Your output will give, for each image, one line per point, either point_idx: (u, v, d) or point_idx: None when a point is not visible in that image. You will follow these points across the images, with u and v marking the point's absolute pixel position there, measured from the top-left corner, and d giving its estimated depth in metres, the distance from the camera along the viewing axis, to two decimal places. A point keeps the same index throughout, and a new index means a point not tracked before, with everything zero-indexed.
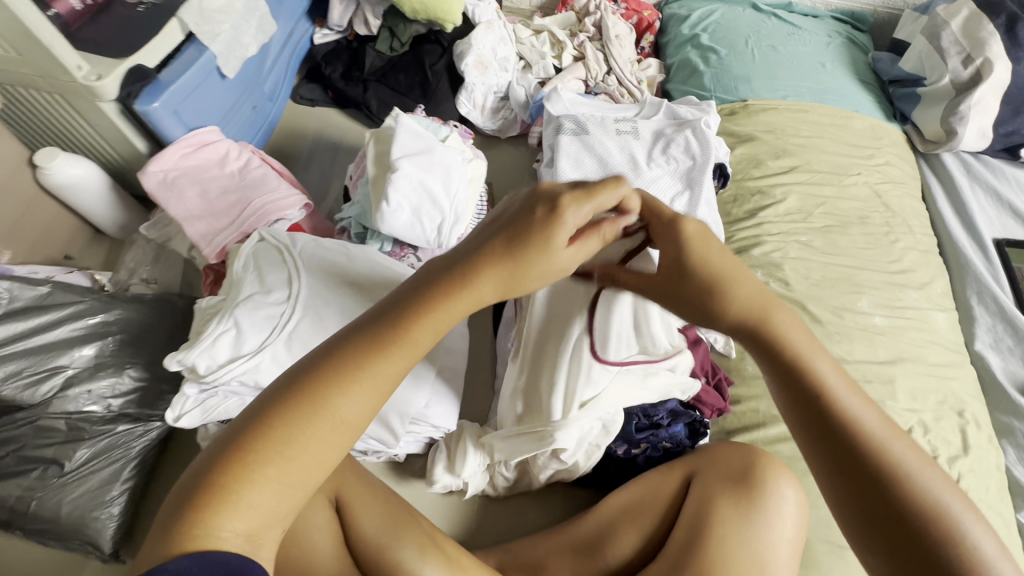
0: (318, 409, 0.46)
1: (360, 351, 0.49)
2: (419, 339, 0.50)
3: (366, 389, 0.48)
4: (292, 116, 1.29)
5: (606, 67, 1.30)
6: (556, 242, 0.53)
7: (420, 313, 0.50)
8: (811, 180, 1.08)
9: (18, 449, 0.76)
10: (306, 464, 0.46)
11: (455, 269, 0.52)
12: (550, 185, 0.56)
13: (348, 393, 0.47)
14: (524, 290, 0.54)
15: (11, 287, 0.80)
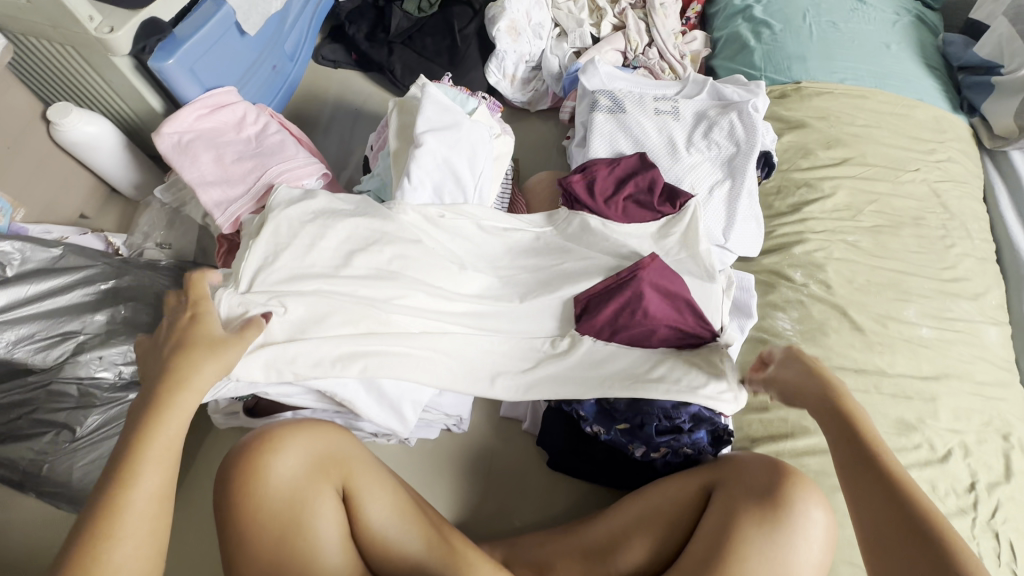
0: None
1: (102, 523, 0.49)
2: (149, 473, 0.52)
3: (131, 545, 0.50)
4: (314, 79, 1.24)
5: (647, 38, 1.22)
6: (207, 324, 0.63)
7: (143, 438, 0.53)
8: (865, 174, 0.99)
9: (32, 411, 0.76)
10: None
11: (154, 400, 0.56)
12: (198, 315, 0.63)
13: (117, 549, 0.49)
14: (197, 381, 0.58)
15: (23, 248, 0.78)
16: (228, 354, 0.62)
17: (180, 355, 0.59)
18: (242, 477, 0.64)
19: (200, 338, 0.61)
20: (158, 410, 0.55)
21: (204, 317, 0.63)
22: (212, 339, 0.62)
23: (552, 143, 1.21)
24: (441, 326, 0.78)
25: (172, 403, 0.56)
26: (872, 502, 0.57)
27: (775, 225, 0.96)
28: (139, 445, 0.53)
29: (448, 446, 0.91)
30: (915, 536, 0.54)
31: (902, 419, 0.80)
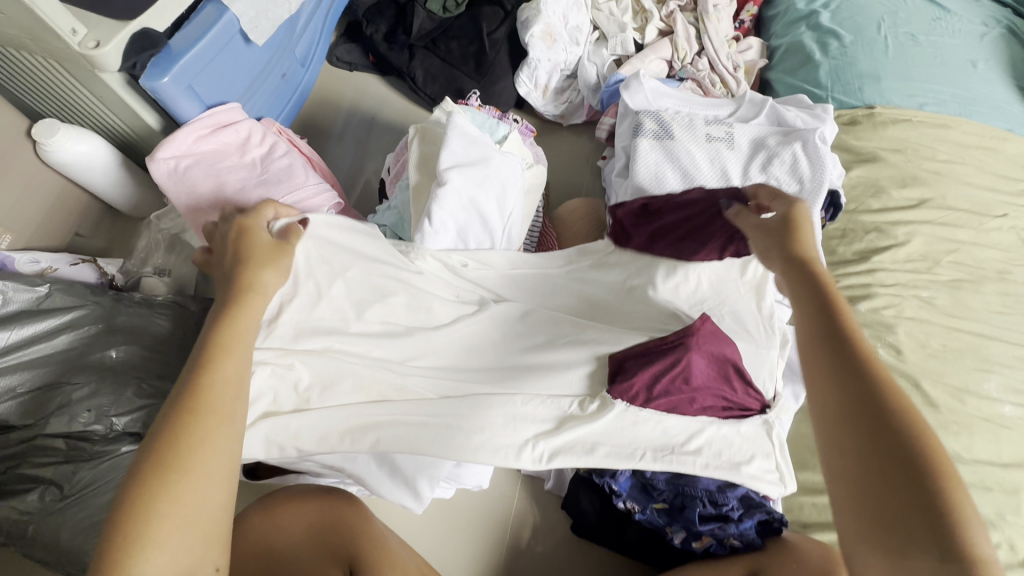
0: (187, 468, 0.45)
1: (186, 405, 0.47)
2: (231, 360, 0.51)
3: (220, 429, 0.48)
4: (328, 82, 1.14)
5: (696, 46, 1.09)
6: (256, 229, 0.62)
7: (224, 328, 0.53)
8: (944, 219, 0.87)
9: (16, 466, 0.70)
10: (214, 463, 0.46)
11: (230, 299, 0.55)
12: (252, 215, 0.63)
13: (205, 429, 0.47)
14: (264, 282, 0.58)
15: (6, 288, 0.72)
16: (285, 261, 0.61)
17: (241, 266, 0.58)
18: (251, 544, 0.64)
19: (256, 247, 0.60)
20: (236, 306, 0.55)
21: (250, 226, 0.62)
22: (265, 249, 0.60)
23: (585, 162, 1.10)
24: (462, 389, 0.69)
25: (244, 304, 0.55)
26: (827, 380, 0.49)
27: (839, 274, 0.86)
28: (219, 336, 0.52)
29: (464, 503, 0.84)
30: (856, 421, 0.47)
31: (979, 514, 0.71)
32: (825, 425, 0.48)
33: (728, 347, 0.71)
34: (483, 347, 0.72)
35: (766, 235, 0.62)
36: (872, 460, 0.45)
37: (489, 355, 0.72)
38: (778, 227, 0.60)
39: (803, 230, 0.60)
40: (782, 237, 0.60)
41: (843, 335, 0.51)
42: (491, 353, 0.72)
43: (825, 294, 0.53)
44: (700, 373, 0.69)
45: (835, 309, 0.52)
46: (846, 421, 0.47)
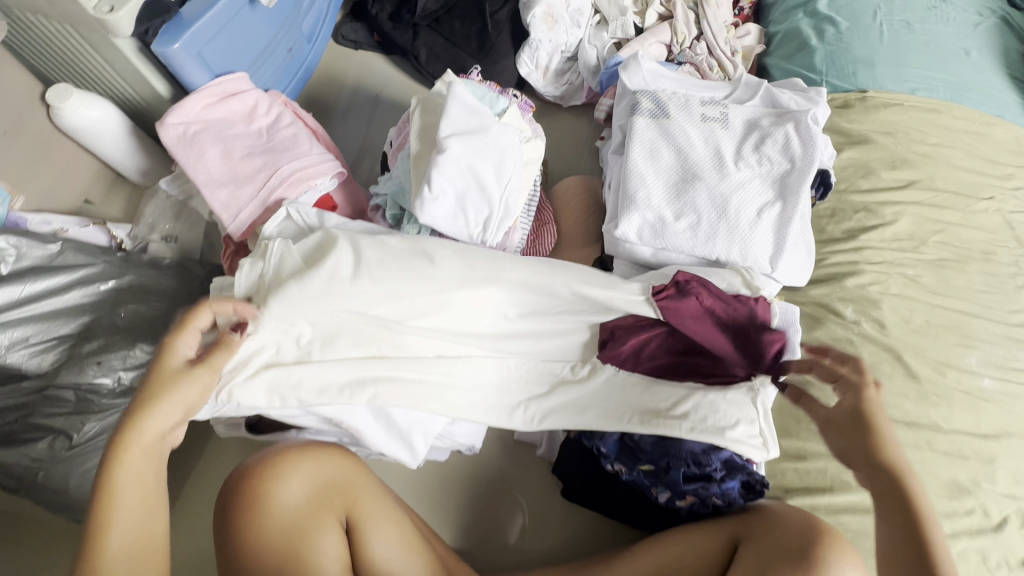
0: (107, 518, 0.49)
1: (115, 452, 0.51)
2: (127, 502, 0.51)
3: (139, 470, 0.52)
4: (333, 61, 1.16)
5: (695, 31, 1.11)
6: (179, 354, 0.58)
7: (154, 384, 0.55)
8: (931, 200, 0.90)
9: (26, 415, 0.73)
10: (137, 509, 0.51)
11: (113, 449, 0.51)
12: (199, 310, 0.60)
13: (129, 473, 0.51)
14: (199, 364, 0.58)
15: (19, 243, 0.73)
16: (214, 359, 0.59)
17: (153, 367, 0.56)
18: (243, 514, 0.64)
19: (176, 366, 0.57)
20: (162, 369, 0.56)
21: (197, 317, 0.59)
22: (177, 371, 0.56)
23: (583, 143, 1.12)
24: (456, 351, 0.73)
25: (132, 453, 0.52)
26: (889, 552, 0.57)
27: (827, 251, 0.88)
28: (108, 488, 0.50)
29: (458, 466, 0.87)
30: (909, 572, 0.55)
31: (955, 481, 0.73)
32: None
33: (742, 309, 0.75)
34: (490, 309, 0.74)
35: (855, 405, 0.63)
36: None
37: (491, 317, 0.76)
38: (849, 396, 0.64)
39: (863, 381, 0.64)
40: (860, 437, 0.61)
41: (892, 501, 0.58)
42: (492, 318, 0.75)
43: (901, 506, 0.58)
44: (702, 333, 0.74)
45: (895, 484, 0.58)
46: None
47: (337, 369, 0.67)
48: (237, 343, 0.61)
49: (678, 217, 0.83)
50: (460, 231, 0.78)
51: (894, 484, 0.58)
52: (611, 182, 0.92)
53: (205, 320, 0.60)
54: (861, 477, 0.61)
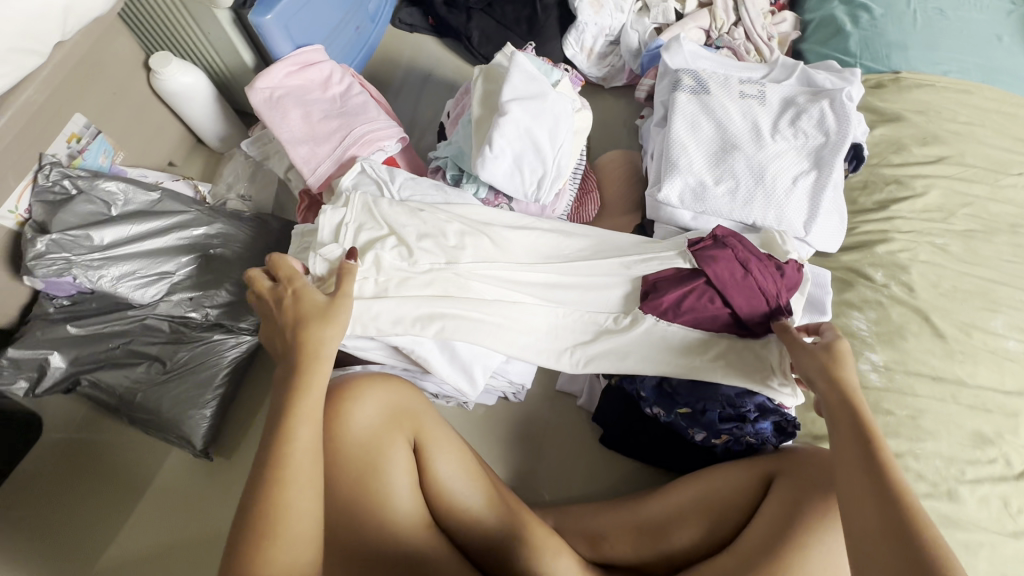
0: (286, 474, 0.51)
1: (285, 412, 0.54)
2: (302, 455, 0.52)
3: (309, 427, 0.54)
4: (390, 42, 1.24)
5: (734, 17, 1.17)
6: (310, 292, 0.63)
7: (307, 343, 0.59)
8: (961, 174, 0.94)
9: (127, 342, 0.81)
10: (305, 460, 0.53)
11: (297, 365, 0.57)
12: (289, 263, 0.66)
13: (299, 428, 0.53)
14: (336, 318, 0.62)
15: (127, 189, 0.82)
16: (340, 314, 0.62)
17: (301, 322, 0.60)
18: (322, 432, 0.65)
19: (310, 309, 0.61)
20: (308, 331, 0.59)
21: (285, 265, 0.66)
22: (321, 308, 0.62)
23: (623, 122, 1.19)
24: (514, 296, 0.79)
25: (313, 369, 0.57)
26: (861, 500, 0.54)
27: (859, 220, 0.93)
28: (294, 393, 0.55)
29: (504, 412, 0.94)
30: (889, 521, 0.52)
31: (979, 432, 0.78)
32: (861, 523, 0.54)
33: (785, 284, 0.79)
34: (541, 250, 0.82)
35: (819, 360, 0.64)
36: (889, 532, 0.51)
37: (545, 264, 0.81)
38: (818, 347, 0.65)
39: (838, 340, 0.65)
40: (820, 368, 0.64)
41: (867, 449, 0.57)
42: (545, 266, 0.81)
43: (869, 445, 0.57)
44: (739, 296, 0.78)
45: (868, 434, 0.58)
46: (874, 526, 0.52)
47: (409, 304, 0.73)
48: (356, 268, 0.68)
49: (718, 182, 0.89)
50: (516, 188, 0.85)
51: (846, 406, 0.60)
52: (653, 152, 0.98)
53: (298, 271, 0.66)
54: (820, 396, 0.63)
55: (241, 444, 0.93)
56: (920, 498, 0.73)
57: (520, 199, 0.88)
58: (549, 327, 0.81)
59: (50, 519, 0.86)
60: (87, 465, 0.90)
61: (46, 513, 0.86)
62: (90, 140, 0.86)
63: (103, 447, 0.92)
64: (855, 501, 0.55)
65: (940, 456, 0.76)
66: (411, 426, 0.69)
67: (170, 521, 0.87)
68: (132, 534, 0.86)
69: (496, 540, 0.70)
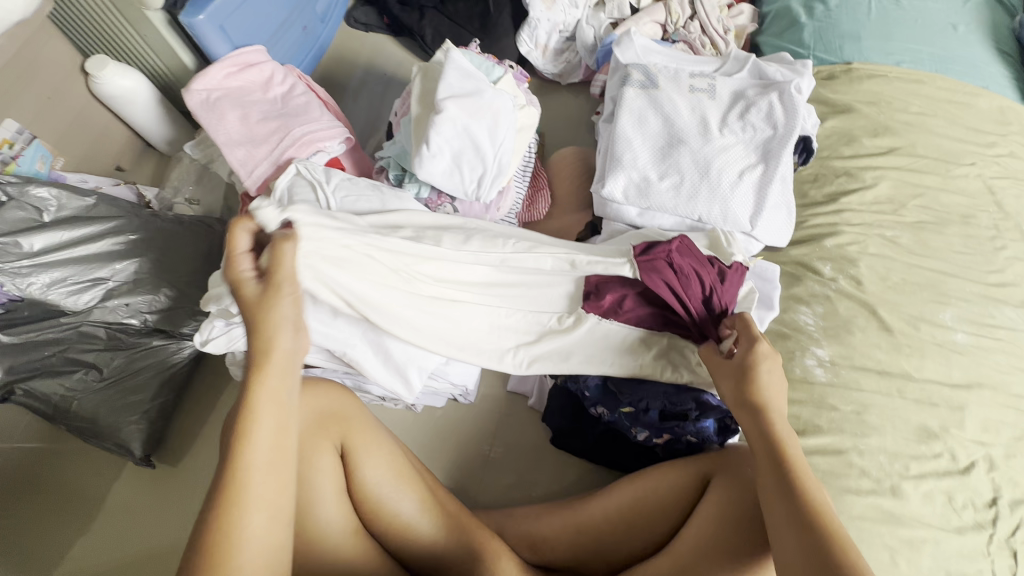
0: (242, 493, 0.46)
1: (236, 422, 0.49)
2: (260, 466, 0.48)
3: (264, 436, 0.49)
4: (345, 42, 1.23)
5: (690, 10, 1.16)
6: (242, 278, 0.54)
7: (254, 344, 0.51)
8: (911, 165, 0.93)
9: (63, 350, 0.81)
10: (265, 474, 0.48)
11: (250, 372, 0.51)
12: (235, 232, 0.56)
13: (254, 440, 0.48)
14: (284, 307, 0.53)
15: (59, 195, 0.81)
16: (281, 298, 0.53)
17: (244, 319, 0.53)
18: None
19: (246, 303, 0.53)
20: (254, 327, 0.52)
21: (234, 239, 0.56)
22: (257, 298, 0.53)
23: (581, 118, 1.18)
24: (450, 295, 0.77)
25: (265, 370, 0.51)
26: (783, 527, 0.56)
27: (810, 213, 0.92)
28: (249, 412, 0.49)
29: (453, 415, 0.92)
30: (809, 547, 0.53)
31: (924, 426, 0.76)
32: (777, 518, 0.57)
33: (729, 290, 0.77)
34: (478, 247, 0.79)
35: (728, 380, 0.66)
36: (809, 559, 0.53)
37: (482, 262, 0.78)
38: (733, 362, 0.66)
39: (758, 338, 0.65)
40: (740, 382, 0.64)
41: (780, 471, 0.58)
42: (478, 267, 0.78)
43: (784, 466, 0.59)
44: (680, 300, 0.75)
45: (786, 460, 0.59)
46: (791, 521, 0.56)
47: (335, 308, 0.72)
48: (291, 242, 0.56)
49: (663, 177, 0.88)
50: (457, 186, 0.84)
51: (761, 432, 0.61)
52: (601, 148, 0.97)
53: (244, 244, 0.56)
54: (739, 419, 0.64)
55: (187, 452, 0.91)
56: (861, 494, 0.72)
57: (462, 197, 0.86)
58: (491, 330, 0.79)
59: None
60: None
61: None
62: (25, 145, 0.84)
63: (43, 461, 0.90)
64: (767, 501, 0.59)
65: (885, 451, 0.75)
66: (342, 431, 0.68)
67: (112, 537, 0.85)
68: (74, 551, 0.84)
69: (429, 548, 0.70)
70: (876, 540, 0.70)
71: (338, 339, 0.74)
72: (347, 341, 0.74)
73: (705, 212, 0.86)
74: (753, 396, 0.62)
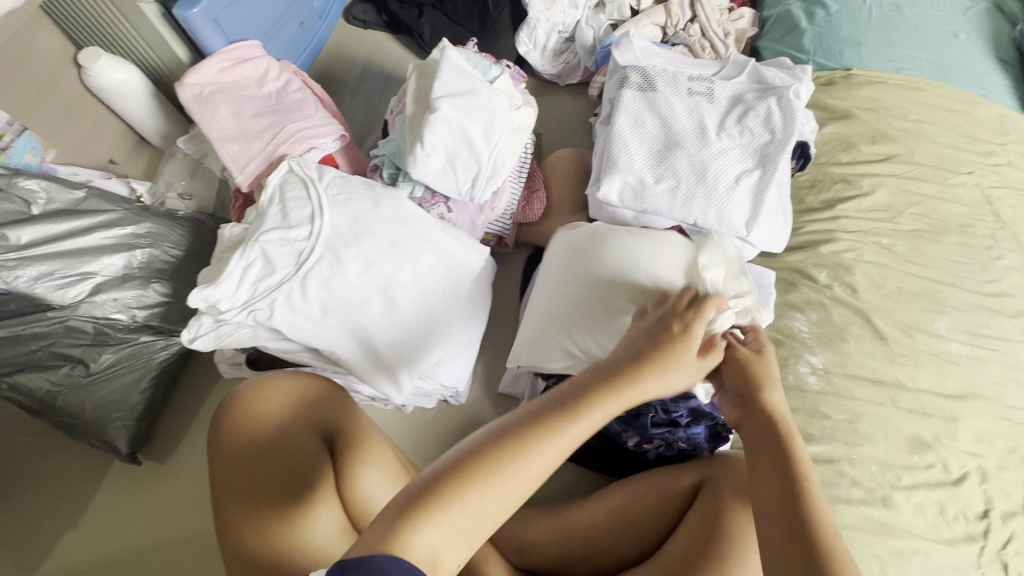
0: (497, 479, 0.47)
1: (546, 424, 0.50)
2: (546, 461, 0.49)
3: (554, 448, 0.49)
4: (343, 39, 1.22)
5: (690, 13, 1.16)
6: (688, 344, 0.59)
7: (632, 381, 0.55)
8: (908, 173, 0.93)
9: (49, 345, 0.79)
10: (524, 476, 0.48)
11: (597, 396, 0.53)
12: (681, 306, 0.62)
13: (564, 438, 0.50)
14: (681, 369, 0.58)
15: (48, 187, 0.80)
16: (681, 360, 0.57)
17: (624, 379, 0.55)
18: (271, 442, 0.65)
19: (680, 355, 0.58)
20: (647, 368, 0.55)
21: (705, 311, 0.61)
22: (677, 359, 0.57)
23: (578, 119, 1.17)
24: (432, 315, 0.79)
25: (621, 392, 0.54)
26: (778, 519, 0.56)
27: (806, 220, 0.91)
28: (577, 414, 0.51)
29: (443, 416, 0.91)
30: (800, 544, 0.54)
31: (917, 436, 0.76)
32: (763, 507, 0.58)
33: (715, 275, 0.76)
34: (460, 271, 0.81)
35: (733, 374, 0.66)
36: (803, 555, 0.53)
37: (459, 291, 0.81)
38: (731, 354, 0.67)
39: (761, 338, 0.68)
40: (744, 378, 0.65)
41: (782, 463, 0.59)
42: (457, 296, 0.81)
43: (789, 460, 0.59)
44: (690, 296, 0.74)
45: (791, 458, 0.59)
46: (775, 506, 0.57)
47: (328, 308, 0.73)
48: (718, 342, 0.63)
49: (659, 180, 0.87)
50: (450, 185, 0.83)
51: (766, 427, 0.62)
52: (598, 149, 0.96)
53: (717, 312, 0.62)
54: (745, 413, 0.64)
55: (175, 449, 0.91)
56: (853, 504, 0.72)
57: (456, 197, 0.86)
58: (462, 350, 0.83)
59: None
60: (8, 478, 0.87)
61: None
62: (15, 136, 0.83)
63: (27, 457, 0.89)
64: (764, 499, 0.59)
65: (877, 461, 0.74)
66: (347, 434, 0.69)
67: (96, 535, 0.84)
68: (58, 550, 0.83)
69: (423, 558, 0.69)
70: (867, 550, 0.69)
71: (326, 339, 0.74)
72: (335, 340, 0.74)
73: (701, 216, 0.85)
74: (762, 394, 0.63)
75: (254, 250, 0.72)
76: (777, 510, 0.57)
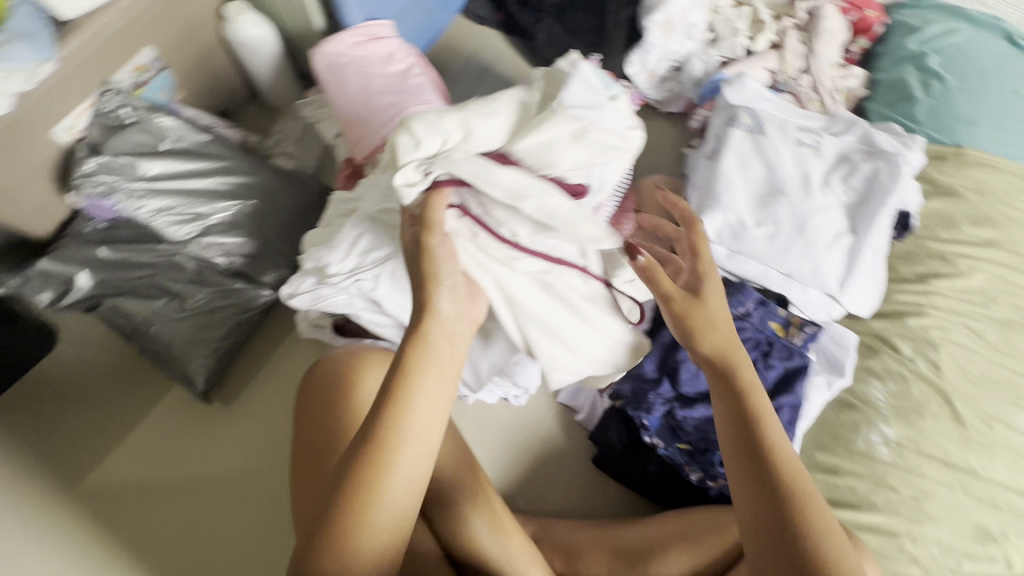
0: (375, 488, 0.51)
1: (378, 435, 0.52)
2: (405, 460, 0.53)
3: (412, 447, 0.53)
4: (458, 30, 1.25)
5: (802, 64, 1.16)
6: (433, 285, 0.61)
7: (415, 350, 0.57)
8: (1008, 262, 0.92)
9: (152, 275, 0.84)
10: (401, 484, 0.52)
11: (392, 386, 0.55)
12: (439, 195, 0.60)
13: (411, 425, 0.53)
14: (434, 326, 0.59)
15: (178, 127, 0.84)
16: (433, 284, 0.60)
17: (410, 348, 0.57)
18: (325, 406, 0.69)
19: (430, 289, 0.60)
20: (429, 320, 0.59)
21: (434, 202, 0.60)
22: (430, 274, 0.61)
23: (674, 148, 1.18)
24: None
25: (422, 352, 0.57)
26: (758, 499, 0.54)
27: (897, 289, 0.91)
28: (402, 412, 0.54)
29: (502, 413, 0.94)
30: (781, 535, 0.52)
31: (983, 527, 0.75)
32: (752, 522, 0.55)
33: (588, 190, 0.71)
34: None
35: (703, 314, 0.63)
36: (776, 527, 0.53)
37: None
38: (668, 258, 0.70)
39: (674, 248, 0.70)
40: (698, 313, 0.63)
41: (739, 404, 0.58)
42: None
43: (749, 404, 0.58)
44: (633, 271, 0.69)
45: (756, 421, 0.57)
46: (761, 522, 0.54)
47: None
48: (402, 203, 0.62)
49: (758, 225, 0.88)
50: None
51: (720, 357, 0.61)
52: (698, 183, 0.97)
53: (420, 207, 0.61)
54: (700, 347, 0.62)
55: (242, 397, 0.93)
56: None
57: None
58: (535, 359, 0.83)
59: (46, 435, 0.89)
60: (92, 387, 0.93)
61: (44, 430, 0.89)
62: (154, 74, 0.87)
63: (105, 374, 0.94)
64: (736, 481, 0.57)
65: (939, 543, 0.74)
66: None
67: (153, 458, 0.88)
68: (122, 465, 0.88)
69: (487, 553, 0.72)
70: None
71: None
72: None
73: (795, 271, 0.86)
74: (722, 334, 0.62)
75: (369, 218, 0.74)
76: (767, 530, 0.53)
